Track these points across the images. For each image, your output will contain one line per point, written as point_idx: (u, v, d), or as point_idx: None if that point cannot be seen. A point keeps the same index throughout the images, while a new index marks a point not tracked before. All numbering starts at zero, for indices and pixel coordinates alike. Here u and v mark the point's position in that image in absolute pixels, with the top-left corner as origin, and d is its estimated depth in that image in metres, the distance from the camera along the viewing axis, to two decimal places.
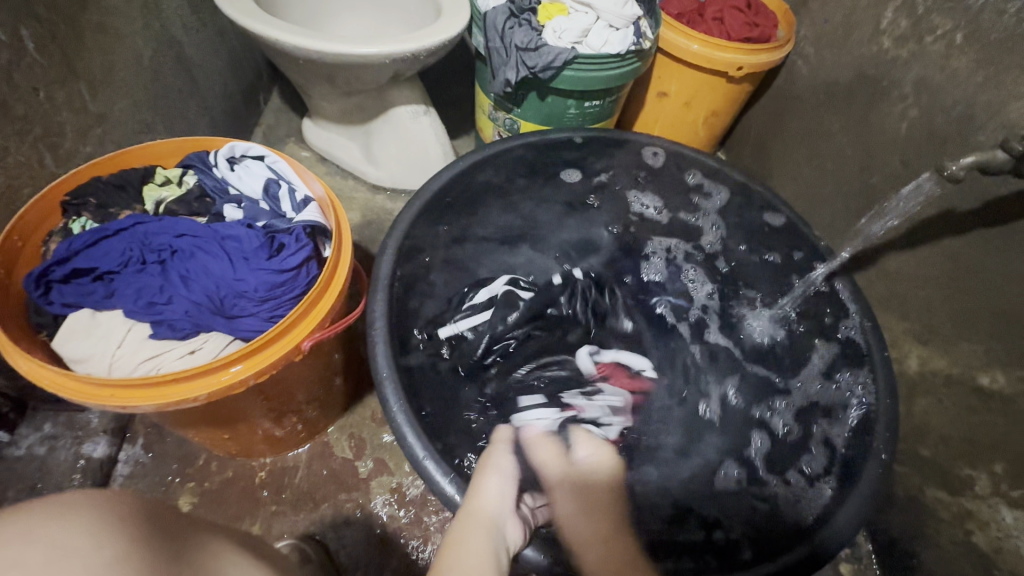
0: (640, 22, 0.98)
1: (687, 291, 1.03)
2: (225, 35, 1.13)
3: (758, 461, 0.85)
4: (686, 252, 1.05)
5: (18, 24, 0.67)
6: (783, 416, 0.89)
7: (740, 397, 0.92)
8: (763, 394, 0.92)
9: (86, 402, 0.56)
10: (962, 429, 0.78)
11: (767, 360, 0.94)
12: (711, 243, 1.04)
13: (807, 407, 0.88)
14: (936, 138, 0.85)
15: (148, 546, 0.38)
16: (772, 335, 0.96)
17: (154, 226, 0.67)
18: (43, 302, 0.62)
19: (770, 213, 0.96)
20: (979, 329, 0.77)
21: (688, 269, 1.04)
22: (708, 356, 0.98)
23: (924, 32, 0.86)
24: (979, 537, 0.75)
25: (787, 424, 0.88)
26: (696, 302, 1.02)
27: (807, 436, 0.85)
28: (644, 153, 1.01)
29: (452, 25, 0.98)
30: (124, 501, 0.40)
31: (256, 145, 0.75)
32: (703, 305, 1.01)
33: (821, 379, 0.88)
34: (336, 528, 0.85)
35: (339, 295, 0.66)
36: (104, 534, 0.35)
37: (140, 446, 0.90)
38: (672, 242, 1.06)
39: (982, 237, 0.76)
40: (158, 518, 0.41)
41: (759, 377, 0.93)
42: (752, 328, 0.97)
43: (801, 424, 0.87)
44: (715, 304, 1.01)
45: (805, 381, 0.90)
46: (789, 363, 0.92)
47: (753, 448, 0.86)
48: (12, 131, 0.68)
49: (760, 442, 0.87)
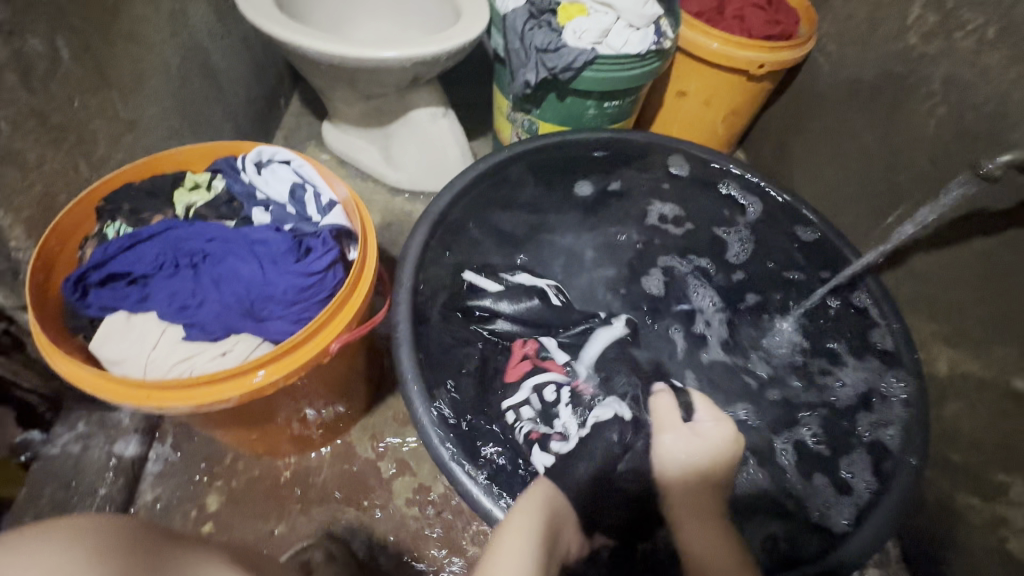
0: (660, 22, 0.98)
1: (711, 290, 1.00)
2: (248, 41, 1.15)
3: (787, 474, 0.82)
4: (700, 263, 1.02)
5: (54, 35, 0.68)
6: (811, 421, 0.86)
7: (765, 408, 0.89)
8: (788, 393, 0.90)
9: (124, 404, 0.57)
10: (996, 434, 0.76)
11: (794, 359, 0.93)
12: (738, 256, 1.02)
13: (831, 411, 0.87)
14: (967, 136, 0.83)
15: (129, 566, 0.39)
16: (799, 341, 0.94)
17: (185, 230, 0.69)
18: (81, 305, 0.64)
19: (801, 229, 0.95)
20: (1013, 331, 0.75)
21: (706, 281, 1.01)
22: (733, 369, 0.94)
23: (954, 28, 0.85)
24: (1013, 545, 0.73)
25: (822, 434, 0.85)
26: (712, 311, 0.99)
27: (839, 440, 0.83)
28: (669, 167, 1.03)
29: (472, 27, 0.98)
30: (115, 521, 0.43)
31: (283, 149, 0.75)
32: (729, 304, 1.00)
33: (851, 390, 0.87)
34: (361, 527, 0.86)
35: (366, 297, 0.67)
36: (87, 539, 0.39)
37: (168, 445, 0.92)
38: (689, 255, 1.03)
39: (1016, 237, 0.75)
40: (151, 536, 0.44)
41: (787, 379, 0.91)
42: (778, 334, 0.95)
43: (828, 435, 0.85)
44: (741, 315, 0.98)
45: (827, 391, 0.88)
46: (816, 372, 0.91)
47: (778, 462, 0.84)
48: (49, 139, 0.70)
49: (786, 448, 0.85)
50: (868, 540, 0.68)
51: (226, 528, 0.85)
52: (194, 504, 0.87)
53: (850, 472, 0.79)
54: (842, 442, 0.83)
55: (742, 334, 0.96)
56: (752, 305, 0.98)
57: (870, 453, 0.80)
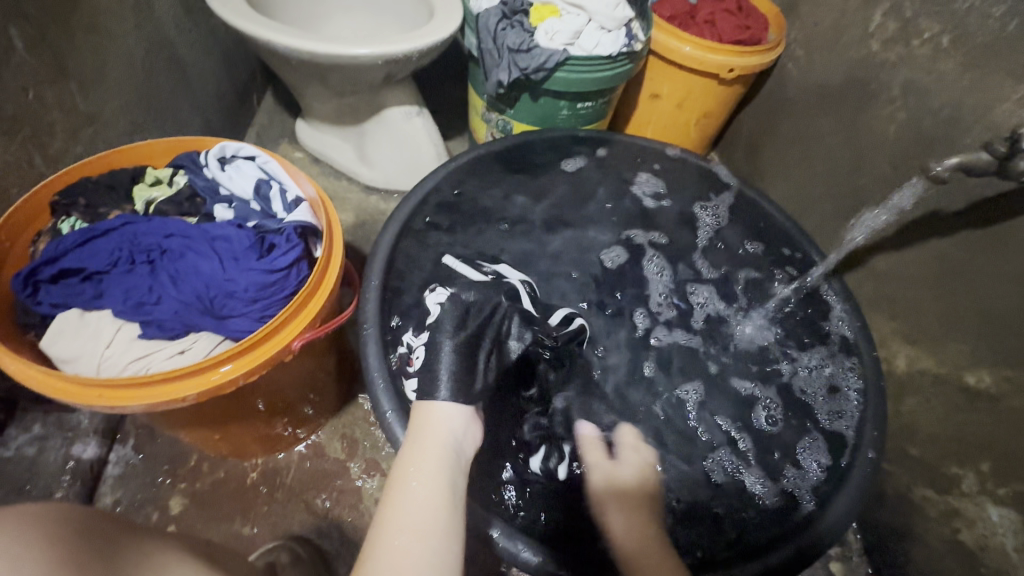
0: (631, 24, 0.99)
1: (687, 270, 1.02)
2: (218, 35, 1.13)
3: (746, 456, 0.85)
4: (667, 251, 1.02)
5: (7, 23, 0.66)
6: (765, 402, 0.89)
7: (720, 395, 0.91)
8: (753, 376, 0.92)
9: (75, 403, 0.56)
10: (950, 428, 0.79)
11: (757, 342, 0.95)
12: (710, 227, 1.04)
13: (796, 398, 0.89)
14: (924, 140, 0.86)
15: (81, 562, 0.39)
16: (762, 330, 0.95)
17: (143, 226, 0.67)
18: (31, 302, 0.62)
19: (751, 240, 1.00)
20: (967, 329, 0.77)
21: (674, 267, 1.01)
22: (695, 355, 0.95)
23: (912, 35, 0.87)
24: (966, 535, 0.75)
25: (781, 421, 0.87)
26: (678, 297, 1.00)
27: (794, 428, 0.86)
28: (639, 179, 1.06)
29: (446, 26, 0.98)
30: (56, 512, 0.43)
31: (247, 145, 0.74)
32: (698, 289, 1.01)
33: (822, 379, 0.88)
34: (329, 529, 0.85)
35: (330, 295, 0.67)
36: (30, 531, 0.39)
37: (130, 447, 0.89)
38: (658, 242, 1.03)
39: (969, 239, 0.77)
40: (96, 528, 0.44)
41: (748, 364, 0.94)
42: (738, 328, 0.96)
43: (785, 418, 0.88)
44: (708, 306, 0.99)
45: (785, 377, 0.91)
46: (773, 361, 0.93)
47: (734, 447, 0.86)
48: (2, 131, 0.68)
49: (739, 434, 0.87)
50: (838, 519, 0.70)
51: (189, 530, 0.84)
52: (156, 507, 0.85)
53: (806, 456, 0.82)
54: (805, 429, 0.85)
55: (704, 321, 0.98)
56: (718, 294, 1.00)
57: (824, 438, 0.83)
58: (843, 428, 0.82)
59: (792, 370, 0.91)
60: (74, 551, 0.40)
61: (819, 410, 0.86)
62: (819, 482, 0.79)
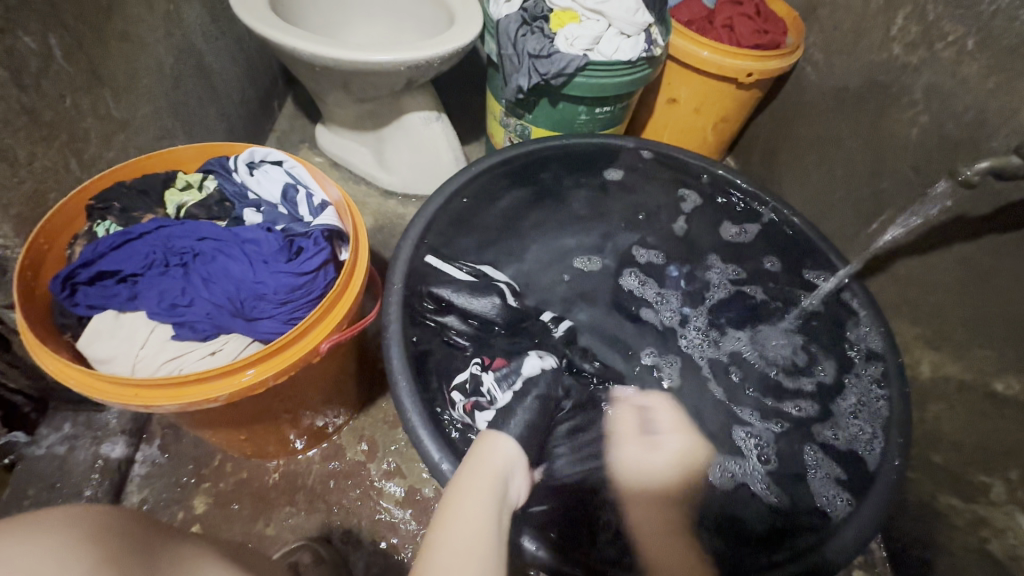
0: (651, 29, 0.99)
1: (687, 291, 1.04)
2: (242, 42, 1.15)
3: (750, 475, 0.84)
4: (678, 279, 1.04)
5: (47, 33, 0.68)
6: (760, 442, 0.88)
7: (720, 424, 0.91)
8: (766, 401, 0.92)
9: (111, 402, 0.57)
10: (976, 435, 0.78)
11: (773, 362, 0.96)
12: (733, 237, 1.04)
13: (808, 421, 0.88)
14: (947, 144, 0.85)
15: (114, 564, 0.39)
16: (777, 356, 0.96)
17: (176, 230, 0.69)
18: (69, 303, 0.64)
19: (766, 255, 1.00)
20: (993, 334, 0.76)
21: (683, 296, 1.03)
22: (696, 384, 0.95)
23: (934, 39, 0.87)
24: (994, 545, 0.74)
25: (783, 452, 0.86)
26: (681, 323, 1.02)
27: (793, 452, 0.85)
28: (680, 196, 1.05)
29: (466, 33, 0.99)
30: (86, 519, 0.41)
31: (275, 150, 0.75)
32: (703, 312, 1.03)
33: (848, 394, 0.87)
34: (350, 531, 0.86)
35: (356, 298, 0.67)
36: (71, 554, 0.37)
37: (156, 446, 0.91)
38: (669, 267, 1.05)
39: (995, 243, 0.76)
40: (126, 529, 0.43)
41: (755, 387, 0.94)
42: (742, 359, 0.97)
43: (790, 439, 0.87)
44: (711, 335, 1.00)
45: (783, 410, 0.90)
46: (783, 389, 0.92)
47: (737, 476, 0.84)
48: (41, 136, 0.69)
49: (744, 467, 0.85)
50: (865, 527, 0.68)
51: (214, 529, 0.85)
52: (181, 506, 0.86)
53: (818, 476, 0.81)
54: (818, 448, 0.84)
55: (708, 351, 0.98)
56: (723, 321, 1.00)
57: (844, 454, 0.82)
58: (866, 444, 0.80)
59: (801, 396, 0.91)
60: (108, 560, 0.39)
61: (839, 424, 0.85)
62: (839, 494, 0.78)
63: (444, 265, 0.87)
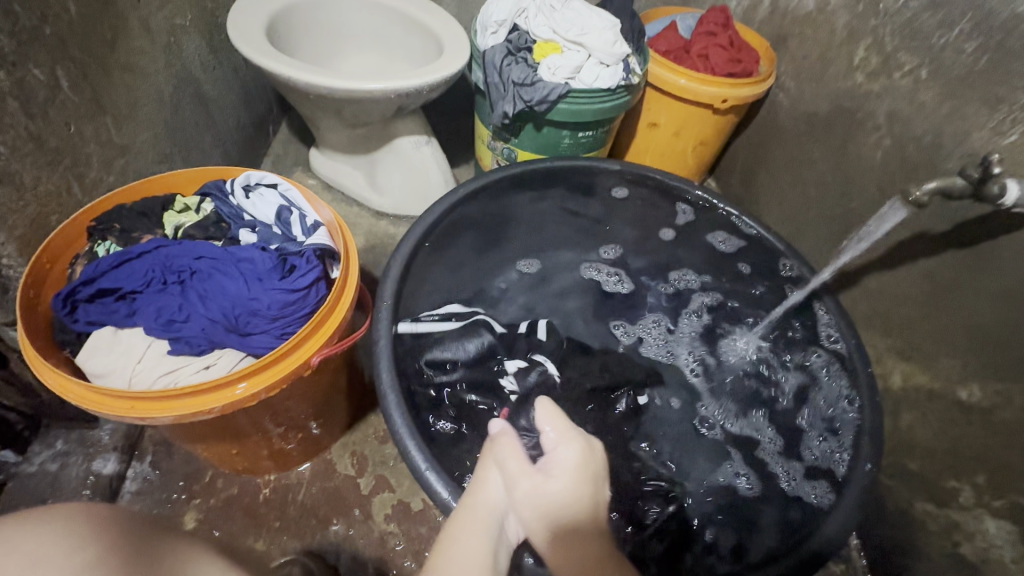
0: (629, 59, 1.05)
1: (666, 296, 1.09)
2: (240, 71, 1.20)
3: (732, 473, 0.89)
4: (661, 304, 1.08)
5: (55, 65, 0.72)
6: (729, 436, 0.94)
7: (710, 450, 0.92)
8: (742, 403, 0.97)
9: (108, 414, 0.59)
10: (945, 442, 0.81)
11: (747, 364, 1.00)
12: (721, 246, 1.06)
13: (784, 423, 0.93)
14: (908, 166, 0.91)
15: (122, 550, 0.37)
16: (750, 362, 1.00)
17: (174, 249, 0.72)
18: (68, 320, 0.66)
19: (743, 262, 1.04)
20: (957, 345, 0.80)
21: (668, 320, 1.07)
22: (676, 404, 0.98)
23: (893, 69, 0.93)
24: (966, 548, 0.77)
25: (757, 470, 0.89)
26: (649, 325, 1.07)
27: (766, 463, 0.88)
28: (675, 210, 1.06)
29: (454, 62, 1.04)
30: (106, 512, 0.40)
31: (270, 174, 0.79)
32: (680, 314, 1.07)
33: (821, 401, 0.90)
34: (340, 546, 0.87)
35: (347, 314, 0.70)
36: (84, 549, 0.35)
37: (147, 463, 0.92)
38: (645, 282, 1.10)
39: (954, 258, 0.81)
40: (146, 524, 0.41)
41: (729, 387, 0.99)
42: (714, 385, 1.00)
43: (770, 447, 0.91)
44: (687, 337, 1.05)
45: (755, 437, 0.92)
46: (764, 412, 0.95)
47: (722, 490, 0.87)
48: (46, 162, 0.73)
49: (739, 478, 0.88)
50: (839, 531, 0.70)
51: None
52: (171, 522, 0.87)
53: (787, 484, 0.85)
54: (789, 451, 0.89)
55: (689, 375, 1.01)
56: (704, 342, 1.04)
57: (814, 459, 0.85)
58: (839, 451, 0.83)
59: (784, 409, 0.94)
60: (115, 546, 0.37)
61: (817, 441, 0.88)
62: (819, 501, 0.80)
63: (418, 327, 0.85)
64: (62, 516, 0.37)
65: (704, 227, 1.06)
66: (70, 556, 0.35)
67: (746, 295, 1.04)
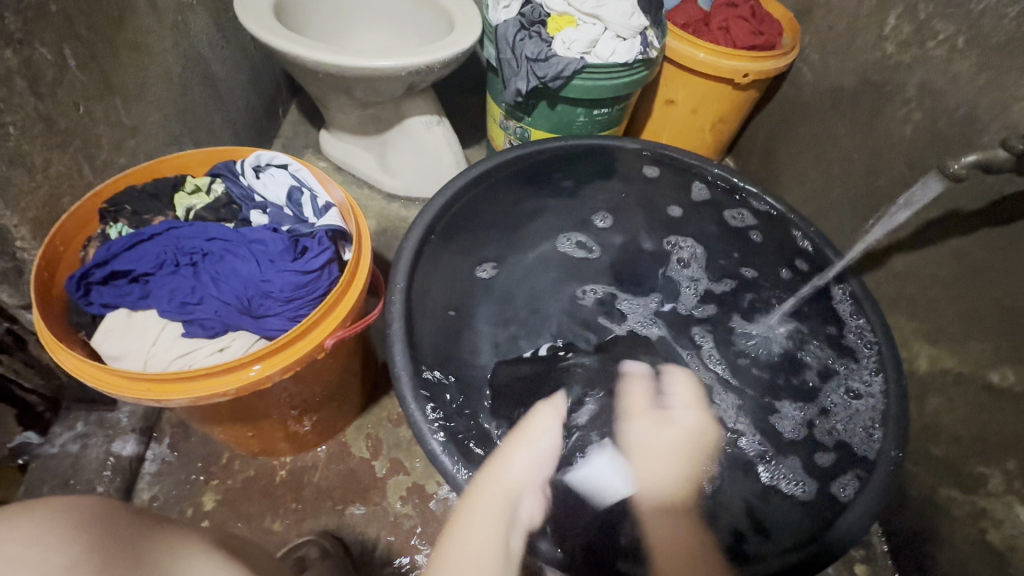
0: (646, 32, 1.01)
1: (670, 274, 1.03)
2: (247, 51, 1.18)
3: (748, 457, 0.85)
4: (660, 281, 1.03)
5: (62, 44, 0.71)
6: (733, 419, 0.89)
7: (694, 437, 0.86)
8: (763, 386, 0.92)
9: (125, 396, 0.59)
10: (973, 428, 0.78)
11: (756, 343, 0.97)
12: (734, 219, 1.04)
13: (799, 406, 0.90)
14: (940, 141, 0.86)
15: (103, 540, 0.40)
16: (763, 341, 0.96)
17: (186, 231, 0.71)
18: (83, 302, 0.66)
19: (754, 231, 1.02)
20: (987, 327, 0.77)
21: (639, 301, 1.01)
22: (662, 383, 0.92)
23: (926, 37, 0.88)
24: (993, 535, 0.75)
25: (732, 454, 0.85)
26: (645, 302, 1.01)
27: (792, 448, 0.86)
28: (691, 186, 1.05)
29: (467, 37, 1.01)
30: (85, 509, 0.42)
31: (280, 154, 0.78)
32: (679, 290, 1.02)
33: (838, 384, 0.88)
34: (355, 528, 0.87)
35: (359, 297, 0.69)
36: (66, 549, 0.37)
37: (165, 445, 0.93)
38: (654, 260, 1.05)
39: (990, 237, 0.77)
40: (126, 518, 0.44)
41: (735, 366, 0.95)
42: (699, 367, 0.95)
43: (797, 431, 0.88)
44: (688, 315, 1.00)
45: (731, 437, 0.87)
46: (757, 406, 0.90)
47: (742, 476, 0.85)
48: (55, 143, 0.72)
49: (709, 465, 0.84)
50: (863, 522, 0.69)
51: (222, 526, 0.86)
52: (190, 503, 0.88)
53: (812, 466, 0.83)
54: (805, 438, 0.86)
55: (687, 354, 0.96)
56: (704, 321, 1.00)
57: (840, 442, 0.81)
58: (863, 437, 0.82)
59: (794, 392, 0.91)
60: (95, 540, 0.39)
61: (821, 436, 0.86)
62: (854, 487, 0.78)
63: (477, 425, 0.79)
64: (46, 509, 0.40)
65: (719, 213, 1.05)
66: (50, 556, 0.36)
67: (751, 272, 1.02)
